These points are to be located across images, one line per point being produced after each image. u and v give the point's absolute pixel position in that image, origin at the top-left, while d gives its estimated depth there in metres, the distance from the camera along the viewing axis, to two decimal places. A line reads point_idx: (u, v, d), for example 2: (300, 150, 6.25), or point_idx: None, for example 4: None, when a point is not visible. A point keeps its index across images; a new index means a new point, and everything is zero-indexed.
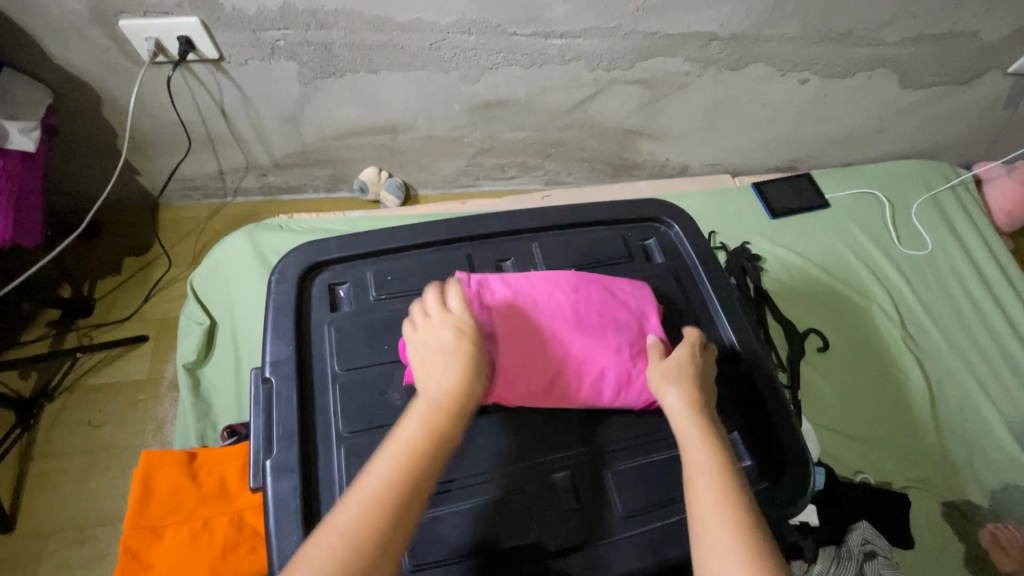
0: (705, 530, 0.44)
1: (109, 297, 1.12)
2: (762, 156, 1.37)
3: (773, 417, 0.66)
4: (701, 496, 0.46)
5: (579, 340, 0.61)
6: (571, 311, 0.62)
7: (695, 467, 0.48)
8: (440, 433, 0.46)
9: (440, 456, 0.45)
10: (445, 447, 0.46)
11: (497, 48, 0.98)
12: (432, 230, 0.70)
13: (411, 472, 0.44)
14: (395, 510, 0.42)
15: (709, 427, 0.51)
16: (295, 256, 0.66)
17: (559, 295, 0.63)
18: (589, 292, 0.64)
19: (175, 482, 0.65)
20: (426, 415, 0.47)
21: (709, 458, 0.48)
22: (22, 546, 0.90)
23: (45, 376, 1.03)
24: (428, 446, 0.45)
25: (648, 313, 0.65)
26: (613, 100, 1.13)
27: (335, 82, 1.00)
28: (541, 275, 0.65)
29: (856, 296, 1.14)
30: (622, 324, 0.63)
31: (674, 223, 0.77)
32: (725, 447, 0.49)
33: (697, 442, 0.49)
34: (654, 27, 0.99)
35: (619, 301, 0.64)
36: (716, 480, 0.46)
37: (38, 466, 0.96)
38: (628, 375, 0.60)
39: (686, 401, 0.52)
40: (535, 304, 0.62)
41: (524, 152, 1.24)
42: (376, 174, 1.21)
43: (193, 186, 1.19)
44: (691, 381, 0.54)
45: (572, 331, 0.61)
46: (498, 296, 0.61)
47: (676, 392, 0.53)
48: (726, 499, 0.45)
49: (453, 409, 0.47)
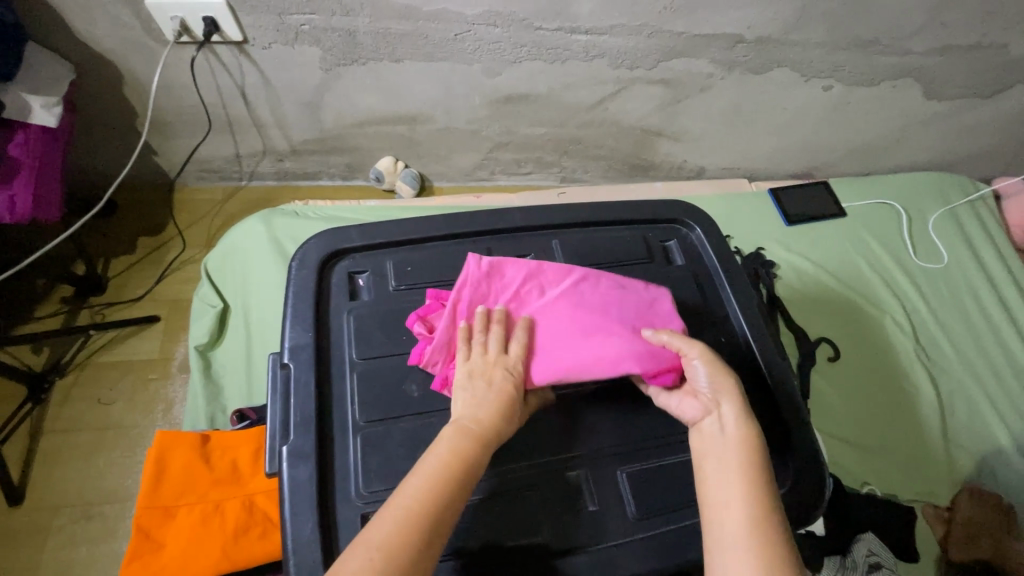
0: (727, 540, 0.45)
1: (123, 276, 1.12)
2: (781, 162, 1.36)
3: (790, 424, 0.66)
4: (730, 508, 0.46)
5: (581, 318, 0.59)
6: (580, 295, 0.61)
7: (731, 478, 0.48)
8: (467, 457, 0.47)
9: (465, 480, 0.47)
10: (472, 471, 0.47)
11: (521, 42, 0.97)
12: (454, 222, 0.70)
13: (444, 486, 0.45)
14: (431, 521, 0.44)
15: (755, 439, 0.50)
16: (316, 243, 0.66)
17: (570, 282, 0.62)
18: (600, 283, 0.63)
19: (189, 463, 0.64)
20: (455, 439, 0.48)
21: (745, 472, 0.48)
22: (29, 520, 0.90)
23: (58, 351, 1.03)
24: (460, 466, 0.47)
25: (659, 300, 0.62)
26: (634, 99, 1.13)
27: (358, 69, 0.99)
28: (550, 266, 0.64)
29: (870, 306, 1.13)
30: (630, 309, 0.60)
31: (696, 226, 0.77)
32: (763, 459, 0.49)
33: (737, 453, 0.49)
34: (680, 27, 0.98)
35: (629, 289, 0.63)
36: (749, 494, 0.47)
37: (47, 441, 0.96)
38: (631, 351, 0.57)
39: (736, 410, 0.51)
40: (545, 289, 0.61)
41: (542, 147, 1.23)
42: (392, 164, 1.20)
43: (210, 168, 1.19)
44: (737, 391, 0.52)
45: (578, 311, 0.59)
46: (506, 286, 0.60)
47: (732, 408, 0.51)
48: (758, 515, 0.45)
49: (481, 434, 0.49)
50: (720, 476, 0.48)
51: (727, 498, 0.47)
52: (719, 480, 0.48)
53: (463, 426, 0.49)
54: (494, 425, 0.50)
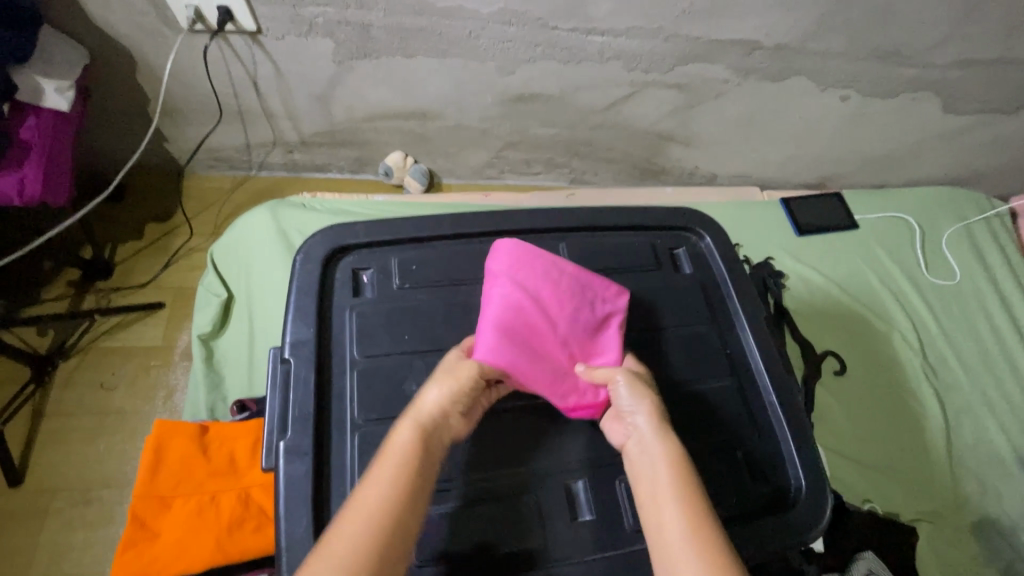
0: (672, 562, 0.43)
1: (129, 261, 1.12)
2: (794, 171, 1.34)
3: (793, 441, 0.64)
4: (667, 523, 0.45)
5: (534, 330, 0.58)
6: (541, 302, 0.59)
7: (664, 496, 0.46)
8: (407, 482, 0.46)
9: (410, 501, 0.45)
10: (417, 495, 0.46)
11: (536, 41, 0.96)
12: (460, 222, 0.69)
13: (390, 509, 0.44)
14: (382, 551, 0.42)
15: (677, 449, 0.49)
16: (321, 238, 0.66)
17: (536, 286, 0.60)
18: (564, 286, 0.61)
19: (186, 453, 0.64)
20: (396, 462, 0.46)
21: (677, 486, 0.46)
22: (28, 502, 0.91)
23: (63, 334, 1.04)
24: (403, 492, 0.45)
25: (612, 321, 0.61)
26: (648, 103, 1.11)
27: (370, 64, 0.99)
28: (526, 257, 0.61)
29: (878, 321, 1.12)
30: (581, 329, 0.60)
31: (706, 235, 0.75)
32: (690, 469, 0.48)
33: (666, 468, 0.48)
34: (697, 32, 0.97)
35: (589, 303, 0.61)
36: (683, 509, 0.45)
37: (49, 423, 0.97)
38: (565, 379, 0.57)
39: (654, 423, 0.51)
40: (511, 287, 0.59)
41: (553, 148, 1.22)
42: (402, 160, 1.20)
43: (219, 157, 1.19)
44: (655, 403, 0.53)
45: (535, 322, 0.58)
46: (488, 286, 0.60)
47: (647, 418, 0.51)
48: (695, 526, 0.44)
49: (422, 458, 0.48)
50: (652, 490, 0.47)
51: (663, 516, 0.45)
52: (654, 502, 0.47)
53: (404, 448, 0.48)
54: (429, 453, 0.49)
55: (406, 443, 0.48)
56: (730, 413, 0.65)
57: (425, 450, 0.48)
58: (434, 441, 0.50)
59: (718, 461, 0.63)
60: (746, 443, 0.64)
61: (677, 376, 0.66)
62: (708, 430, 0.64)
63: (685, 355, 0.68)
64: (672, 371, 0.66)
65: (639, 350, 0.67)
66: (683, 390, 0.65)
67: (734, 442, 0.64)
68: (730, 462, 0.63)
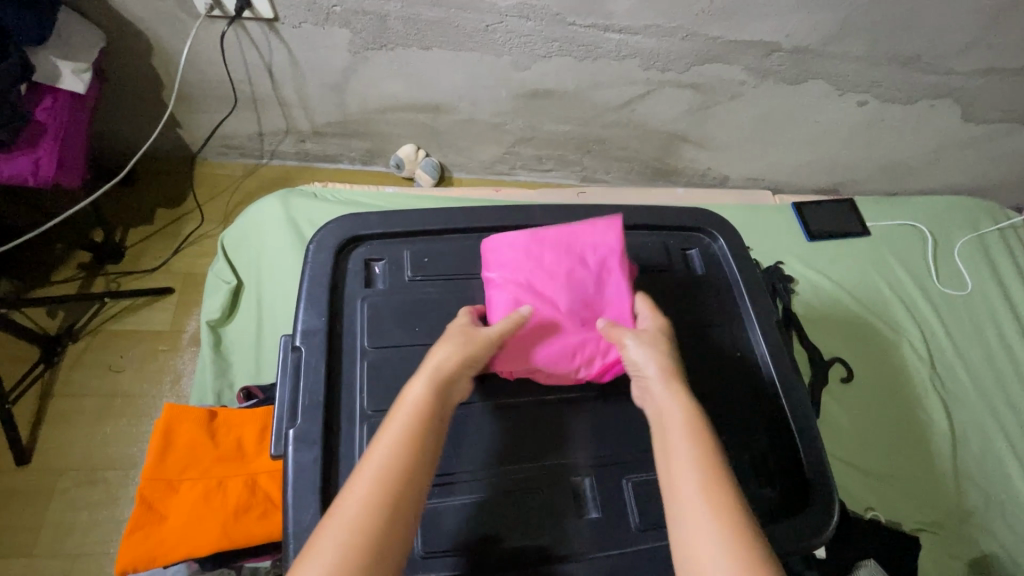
0: (688, 509, 0.45)
1: (139, 245, 1.12)
2: (807, 175, 1.33)
3: (801, 447, 0.64)
4: (680, 480, 0.46)
5: (540, 317, 0.59)
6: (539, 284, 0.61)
7: (679, 449, 0.48)
8: (418, 441, 0.46)
9: (423, 458, 0.46)
10: (426, 453, 0.46)
11: (553, 37, 0.96)
12: (473, 216, 0.69)
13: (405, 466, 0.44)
14: (396, 506, 0.43)
15: (692, 406, 0.51)
16: (334, 228, 0.65)
17: (526, 271, 0.61)
18: (549, 258, 0.62)
19: (194, 438, 0.64)
20: (408, 421, 0.47)
21: (691, 443, 0.48)
22: (34, 482, 0.91)
23: (72, 316, 1.04)
24: (412, 452, 0.45)
25: (610, 268, 0.62)
26: (662, 102, 1.11)
27: (386, 55, 0.98)
28: (509, 247, 0.62)
29: (887, 329, 1.11)
30: (585, 292, 0.61)
31: (720, 236, 0.75)
32: (704, 424, 0.50)
33: (681, 424, 0.49)
34: (716, 32, 0.96)
35: (583, 263, 0.62)
36: (695, 464, 0.47)
37: (57, 405, 0.97)
38: (589, 347, 0.59)
39: (666, 381, 0.53)
40: (505, 283, 0.61)
41: (565, 145, 1.22)
42: (414, 152, 1.20)
43: (232, 144, 1.19)
44: (667, 360, 0.54)
45: (539, 307, 0.60)
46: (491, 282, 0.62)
47: (659, 371, 0.53)
48: (708, 476, 0.46)
49: (432, 418, 0.48)
50: (665, 445, 0.49)
51: (677, 472, 0.47)
52: (667, 456, 0.49)
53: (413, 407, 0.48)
54: (437, 409, 0.49)
55: (418, 401, 0.48)
56: (738, 416, 0.65)
57: (435, 408, 0.49)
58: (445, 400, 0.50)
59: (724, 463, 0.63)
60: (753, 446, 0.64)
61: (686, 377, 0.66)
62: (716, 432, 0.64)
63: (694, 357, 0.67)
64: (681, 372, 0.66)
65: None
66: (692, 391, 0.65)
67: (741, 445, 0.64)
68: (736, 465, 0.63)
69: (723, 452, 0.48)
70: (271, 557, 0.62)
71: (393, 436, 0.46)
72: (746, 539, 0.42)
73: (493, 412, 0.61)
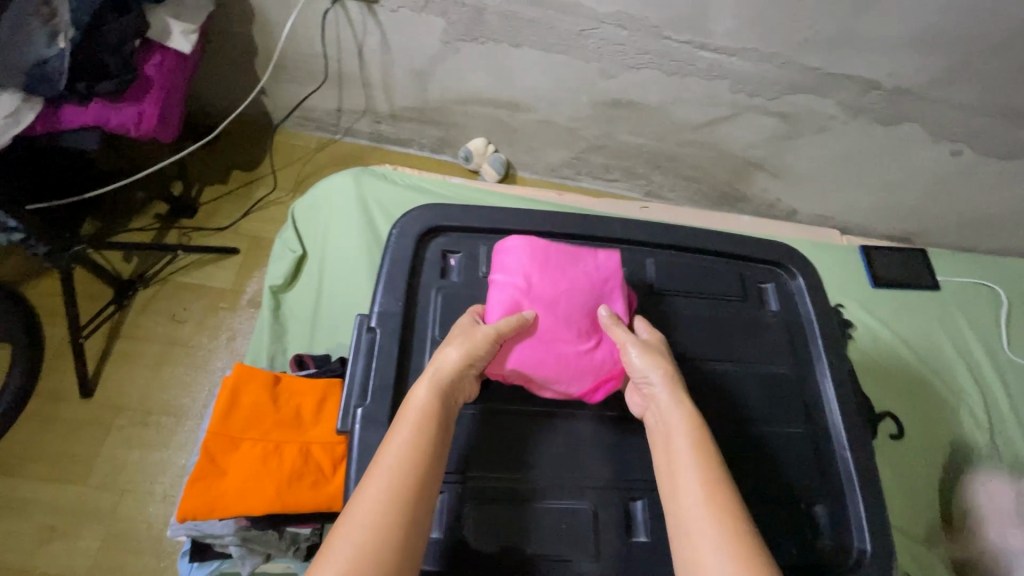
0: (689, 516, 0.46)
1: (211, 204, 1.16)
2: (880, 220, 1.28)
3: (864, 506, 0.62)
4: (683, 487, 0.48)
5: (540, 322, 0.58)
6: (542, 289, 0.59)
7: (682, 456, 0.50)
8: (422, 453, 0.47)
9: (427, 470, 0.47)
10: (430, 465, 0.47)
11: (645, 48, 0.95)
12: (552, 221, 0.69)
13: (412, 478, 0.46)
14: (405, 521, 0.43)
15: (695, 414, 0.53)
16: (417, 216, 0.66)
17: (527, 273, 0.60)
18: (554, 266, 0.61)
19: (259, 399, 0.66)
20: (412, 434, 0.48)
21: (694, 450, 0.50)
22: (92, 415, 0.96)
23: (144, 264, 1.09)
24: (416, 463, 0.47)
25: (614, 286, 0.62)
26: (745, 126, 1.08)
27: (476, 48, 0.99)
28: (520, 248, 0.61)
29: (947, 390, 1.06)
30: (586, 304, 0.60)
31: (799, 274, 0.72)
32: (707, 433, 0.52)
33: (684, 431, 0.51)
34: (815, 62, 0.93)
35: (590, 276, 0.61)
36: (698, 470, 0.48)
37: (121, 346, 1.02)
38: (581, 362, 0.58)
39: (670, 388, 0.55)
40: (511, 282, 0.59)
41: (635, 158, 1.20)
42: (484, 146, 1.20)
43: (310, 117, 1.22)
44: (670, 369, 0.56)
45: (538, 314, 0.59)
46: (497, 278, 0.60)
47: (662, 377, 0.55)
48: (710, 481, 0.48)
49: (435, 428, 0.49)
50: (668, 453, 0.51)
51: (680, 481, 0.48)
52: (669, 462, 0.50)
53: (415, 419, 0.49)
54: (439, 419, 0.50)
55: (423, 404, 0.50)
56: (799, 462, 0.63)
57: (441, 408, 0.51)
58: (450, 400, 0.53)
59: (778, 509, 0.61)
60: (811, 494, 0.62)
61: (749, 413, 0.65)
62: (772, 475, 0.62)
63: (759, 394, 0.66)
64: (745, 408, 0.65)
65: (713, 382, 0.65)
66: (753, 429, 0.64)
67: (800, 491, 0.62)
68: (792, 511, 0.61)
69: (724, 461, 0.50)
70: (314, 524, 0.65)
71: (403, 442, 0.48)
72: (747, 546, 0.43)
73: (570, 421, 0.61)
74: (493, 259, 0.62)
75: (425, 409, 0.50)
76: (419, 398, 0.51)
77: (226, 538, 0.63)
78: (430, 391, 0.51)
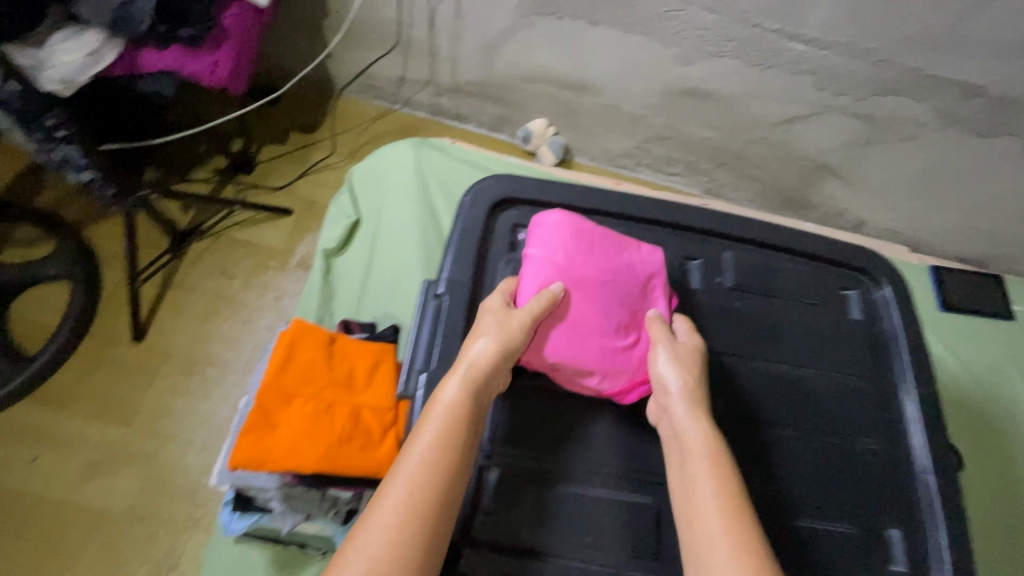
0: (705, 548, 0.45)
1: (268, 163, 1.17)
2: (954, 240, 1.20)
3: (947, 538, 0.57)
4: (699, 515, 0.46)
5: (575, 313, 0.56)
6: (581, 278, 0.57)
7: (698, 480, 0.48)
8: (446, 459, 0.46)
9: (450, 477, 0.46)
10: (454, 472, 0.46)
11: (731, 35, 0.90)
12: (628, 203, 0.66)
13: (433, 486, 0.45)
14: (425, 530, 0.43)
15: (713, 433, 0.51)
16: (492, 183, 0.64)
17: (570, 257, 0.57)
18: (595, 255, 0.58)
19: (313, 357, 0.65)
20: (436, 439, 0.47)
21: (712, 474, 0.48)
22: (141, 360, 0.97)
23: (200, 216, 1.10)
24: (438, 470, 0.46)
25: (655, 283, 0.59)
26: (823, 127, 1.02)
27: (551, 23, 0.96)
28: (562, 232, 0.58)
29: (1013, 427, 0.99)
30: (625, 299, 0.57)
31: (887, 284, 0.68)
32: (724, 453, 0.50)
33: (700, 452, 0.49)
34: (915, 63, 0.87)
35: (631, 270, 0.58)
36: (716, 499, 0.47)
37: (172, 294, 1.03)
38: (617, 359, 0.56)
39: (687, 402, 0.52)
40: (549, 267, 0.57)
41: (700, 152, 1.15)
42: (544, 127, 1.17)
43: (372, 85, 1.20)
44: (691, 381, 0.53)
45: (575, 304, 0.56)
46: (534, 259, 0.57)
47: (681, 389, 0.52)
48: (727, 509, 0.46)
49: (461, 433, 0.48)
50: (684, 475, 0.49)
51: (696, 508, 0.47)
52: (685, 486, 0.49)
53: (440, 423, 0.48)
54: (466, 423, 0.48)
55: (450, 406, 0.49)
56: (875, 481, 0.60)
57: (470, 410, 0.49)
58: (482, 399, 0.51)
59: (848, 526, 0.58)
60: (884, 515, 0.59)
61: (822, 424, 0.61)
62: (843, 491, 0.59)
63: (835, 405, 0.62)
64: (818, 418, 0.61)
65: (787, 387, 0.62)
66: (825, 442, 0.60)
67: (873, 512, 0.59)
68: (864, 531, 0.58)
69: (742, 485, 0.48)
70: (357, 489, 0.63)
71: (426, 447, 0.47)
72: None
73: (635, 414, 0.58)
74: (529, 239, 0.59)
75: (451, 413, 0.48)
76: (446, 399, 0.49)
77: (268, 493, 0.62)
78: (459, 392, 0.49)
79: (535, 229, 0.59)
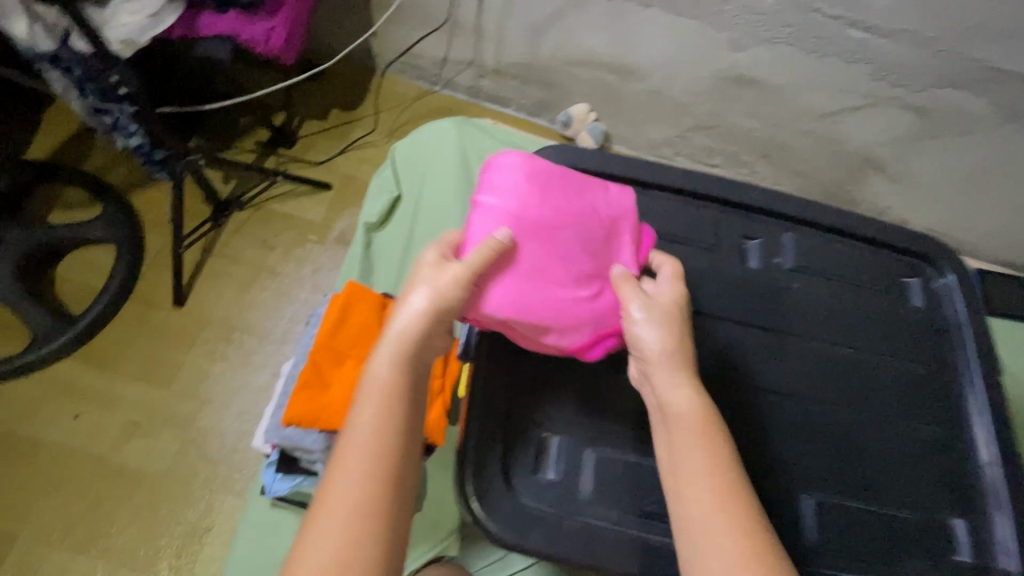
0: (695, 524, 0.41)
1: (309, 138, 1.17)
2: (1000, 245, 1.17)
3: (1012, 529, 0.56)
4: (689, 488, 0.43)
5: (534, 263, 0.49)
6: (540, 223, 0.49)
7: (687, 451, 0.44)
8: (390, 440, 0.40)
9: (398, 457, 0.40)
10: (400, 451, 0.40)
11: (789, 21, 0.88)
12: (687, 179, 0.65)
13: (381, 471, 0.39)
14: (383, 522, 0.38)
15: (702, 399, 0.46)
16: (551, 153, 0.64)
17: (526, 205, 0.50)
18: (555, 196, 0.51)
19: (367, 320, 0.64)
20: (374, 421, 0.40)
21: (703, 445, 0.44)
22: (181, 324, 0.98)
23: (241, 187, 1.10)
24: (384, 454, 0.40)
25: (620, 227, 0.53)
26: (875, 120, 1.00)
27: (602, 3, 0.95)
28: (517, 172, 0.50)
29: None
30: (588, 245, 0.51)
31: (951, 273, 0.66)
32: (714, 419, 0.46)
33: (688, 420, 0.45)
34: (978, 55, 0.85)
35: (593, 212, 0.52)
36: (710, 471, 0.43)
37: (213, 262, 1.04)
38: (580, 311, 0.50)
39: (671, 365, 0.47)
40: (503, 212, 0.49)
41: (744, 143, 1.14)
42: (585, 112, 1.16)
43: (414, 64, 1.21)
44: (676, 342, 0.48)
45: (533, 253, 0.49)
46: (484, 204, 0.49)
47: (662, 352, 0.47)
48: (722, 483, 0.42)
49: (403, 408, 0.42)
50: (671, 446, 0.45)
51: (685, 482, 0.43)
52: (671, 457, 0.45)
53: (376, 405, 0.41)
54: (406, 399, 0.42)
55: (385, 383, 0.42)
56: (936, 468, 0.58)
57: (409, 381, 0.43)
58: (421, 364, 0.44)
59: (908, 512, 0.56)
60: (945, 503, 0.57)
61: (881, 409, 0.60)
62: (904, 477, 0.58)
63: (895, 391, 0.60)
64: (878, 401, 0.60)
65: (847, 370, 0.60)
66: (885, 427, 0.59)
67: (933, 498, 0.57)
68: (925, 517, 0.57)
69: (735, 455, 0.45)
70: None
71: (364, 433, 0.40)
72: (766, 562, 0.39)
73: None
74: (479, 183, 0.51)
75: (387, 392, 0.42)
76: (379, 378, 0.42)
77: (314, 455, 0.62)
78: (394, 367, 0.42)
79: (488, 172, 0.51)
